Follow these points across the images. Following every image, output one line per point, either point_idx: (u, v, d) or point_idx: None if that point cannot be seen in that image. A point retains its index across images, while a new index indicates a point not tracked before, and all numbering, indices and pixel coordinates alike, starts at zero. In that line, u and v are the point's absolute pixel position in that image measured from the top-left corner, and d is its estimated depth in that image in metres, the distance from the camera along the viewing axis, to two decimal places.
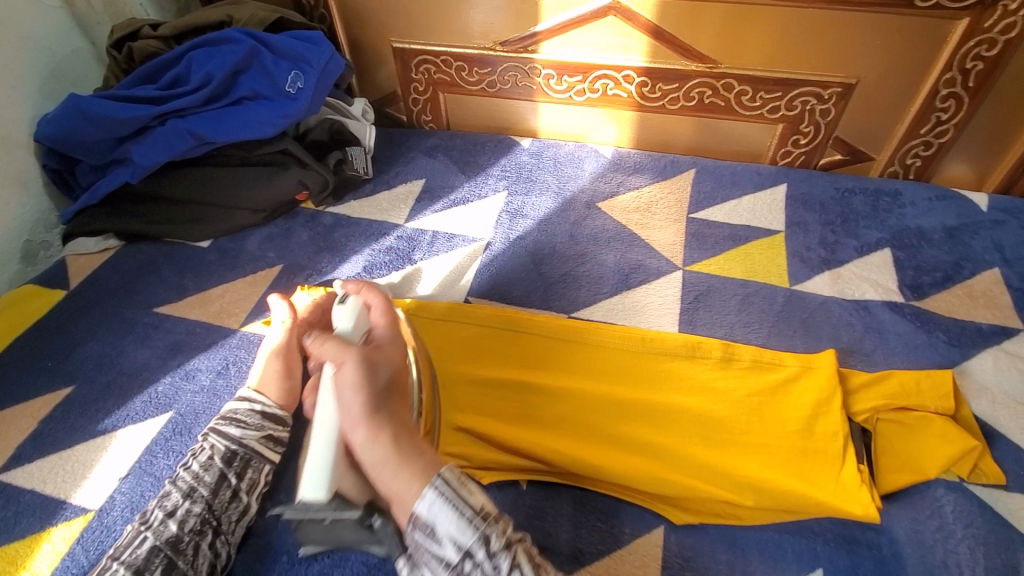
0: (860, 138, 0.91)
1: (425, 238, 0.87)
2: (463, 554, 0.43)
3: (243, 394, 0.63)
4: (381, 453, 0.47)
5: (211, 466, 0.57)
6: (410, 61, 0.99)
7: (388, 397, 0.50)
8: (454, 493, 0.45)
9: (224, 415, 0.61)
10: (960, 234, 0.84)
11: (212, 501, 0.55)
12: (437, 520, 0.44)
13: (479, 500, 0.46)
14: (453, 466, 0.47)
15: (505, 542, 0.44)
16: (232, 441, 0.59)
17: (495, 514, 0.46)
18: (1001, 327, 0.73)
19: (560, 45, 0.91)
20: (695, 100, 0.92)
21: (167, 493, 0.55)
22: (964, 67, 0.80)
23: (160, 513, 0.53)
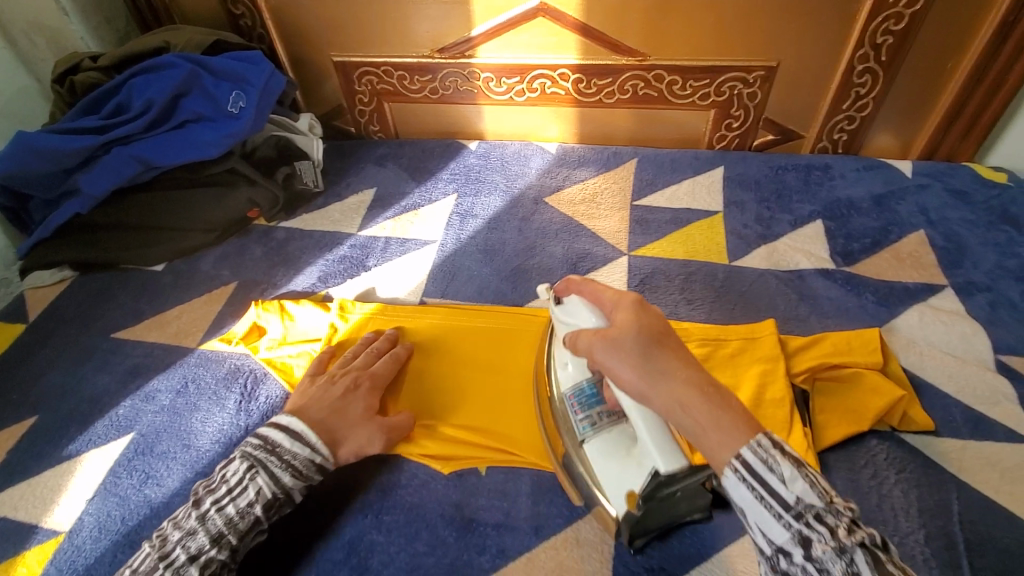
0: (789, 117, 0.96)
1: (379, 245, 0.89)
2: (779, 547, 0.44)
3: (306, 436, 0.58)
4: (705, 414, 0.46)
5: (250, 512, 0.54)
6: (353, 73, 1.02)
7: (675, 344, 0.50)
8: (760, 489, 0.43)
9: (277, 457, 0.56)
10: (887, 200, 0.89)
11: (237, 545, 0.54)
12: (750, 511, 0.44)
13: (795, 495, 0.42)
14: (751, 442, 0.44)
15: (834, 547, 0.41)
16: (281, 489, 0.56)
17: (822, 509, 0.42)
18: (927, 284, 0.77)
19: (496, 49, 0.94)
20: (629, 92, 0.95)
21: (194, 530, 0.53)
22: (875, 42, 0.84)
23: (182, 554, 0.52)
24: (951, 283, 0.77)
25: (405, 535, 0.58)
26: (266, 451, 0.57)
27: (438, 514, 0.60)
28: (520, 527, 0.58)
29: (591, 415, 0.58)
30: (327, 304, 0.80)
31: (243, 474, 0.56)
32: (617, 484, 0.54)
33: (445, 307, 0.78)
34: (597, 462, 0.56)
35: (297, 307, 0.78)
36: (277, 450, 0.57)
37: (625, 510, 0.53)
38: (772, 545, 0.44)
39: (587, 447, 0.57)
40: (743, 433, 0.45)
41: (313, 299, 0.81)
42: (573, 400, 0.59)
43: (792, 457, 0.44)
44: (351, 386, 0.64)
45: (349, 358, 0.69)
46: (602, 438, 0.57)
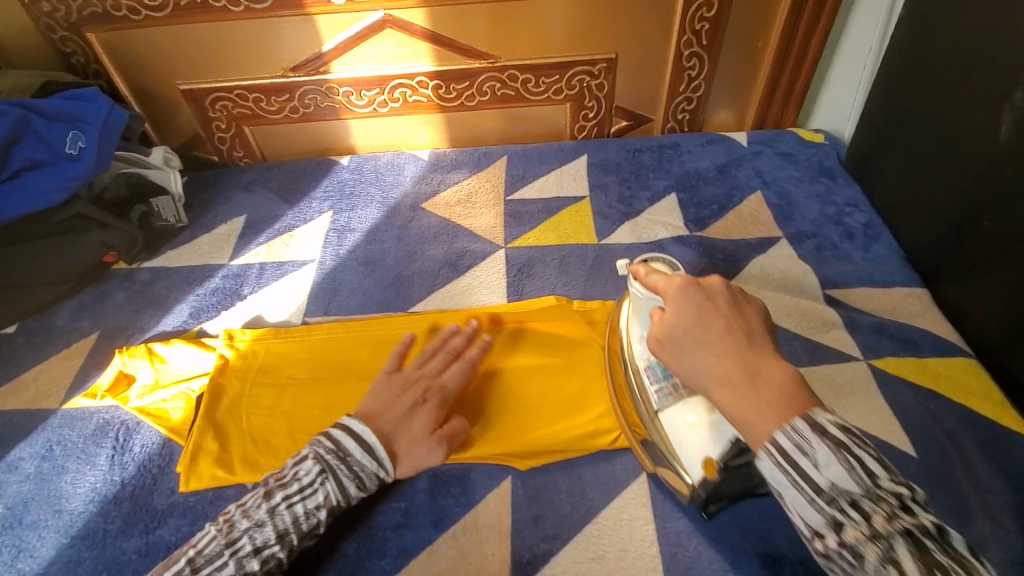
0: (637, 104, 1.04)
1: (253, 272, 0.86)
2: (815, 534, 0.41)
3: (377, 450, 0.58)
4: (731, 400, 0.45)
5: (314, 516, 0.55)
6: (204, 101, 0.98)
7: (718, 323, 0.48)
8: (791, 451, 0.41)
9: (352, 464, 0.57)
10: (729, 168, 0.99)
11: (296, 546, 0.55)
12: (781, 492, 0.42)
13: (826, 480, 0.40)
14: (785, 428, 0.42)
15: (870, 534, 0.38)
16: (346, 495, 0.57)
17: (859, 496, 0.39)
18: (766, 238, 0.87)
19: (350, 63, 0.94)
20: (488, 93, 0.99)
21: (262, 522, 0.54)
22: (695, 29, 0.94)
23: (248, 545, 0.53)
24: (785, 234, 0.87)
25: (304, 556, 0.57)
26: (338, 457, 0.57)
27: (336, 528, 0.59)
28: (420, 524, 0.59)
29: (665, 386, 0.58)
30: (203, 340, 0.77)
31: (316, 475, 0.56)
32: (692, 450, 0.55)
33: (338, 321, 0.78)
34: (671, 431, 0.57)
35: (166, 348, 0.75)
36: (350, 460, 0.57)
37: (700, 475, 0.55)
38: (806, 535, 0.41)
39: (664, 416, 0.58)
40: (773, 419, 0.43)
41: (185, 337, 0.78)
42: (649, 369, 0.59)
43: (832, 438, 0.40)
44: (421, 400, 0.62)
45: (428, 353, 0.67)
46: (682, 407, 0.57)
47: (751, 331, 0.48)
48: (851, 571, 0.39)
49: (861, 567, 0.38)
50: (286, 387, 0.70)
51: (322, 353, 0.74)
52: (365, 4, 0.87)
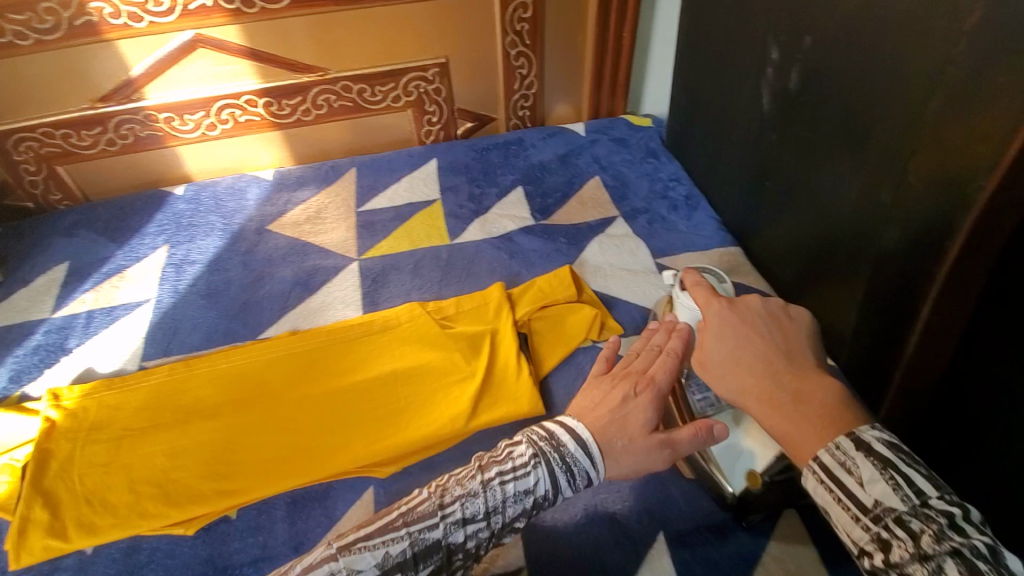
0: (477, 105, 1.07)
1: (80, 322, 0.79)
2: (863, 552, 0.41)
3: (592, 447, 0.53)
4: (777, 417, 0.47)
5: (524, 499, 0.51)
6: (5, 142, 0.88)
7: (758, 342, 0.51)
8: (835, 472, 0.42)
9: (583, 446, 0.53)
10: (569, 158, 1.05)
11: (497, 531, 0.51)
12: (826, 508, 0.43)
13: (871, 495, 0.41)
14: (829, 446, 0.43)
15: (917, 555, 0.38)
16: (542, 491, 0.52)
17: (905, 513, 0.40)
18: (605, 219, 0.94)
19: (165, 87, 0.89)
20: (324, 106, 0.98)
21: (474, 492, 0.51)
22: (516, 30, 0.99)
23: (457, 513, 0.50)
24: (621, 213, 0.95)
25: None
26: (552, 445, 0.53)
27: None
28: (280, 553, 0.58)
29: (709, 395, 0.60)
30: (25, 406, 0.70)
31: (530, 458, 0.53)
32: (738, 461, 0.57)
33: (182, 360, 0.74)
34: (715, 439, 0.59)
35: None
36: (565, 450, 0.52)
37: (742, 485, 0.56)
38: (857, 550, 0.42)
39: None
40: (816, 438, 0.44)
41: (0, 405, 0.70)
42: (692, 382, 0.62)
43: (876, 458, 0.42)
44: (634, 392, 0.55)
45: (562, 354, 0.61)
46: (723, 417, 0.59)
47: (790, 348, 0.51)
48: None
49: None
50: (123, 437, 0.66)
51: (161, 395, 0.69)
52: (168, 24, 0.82)
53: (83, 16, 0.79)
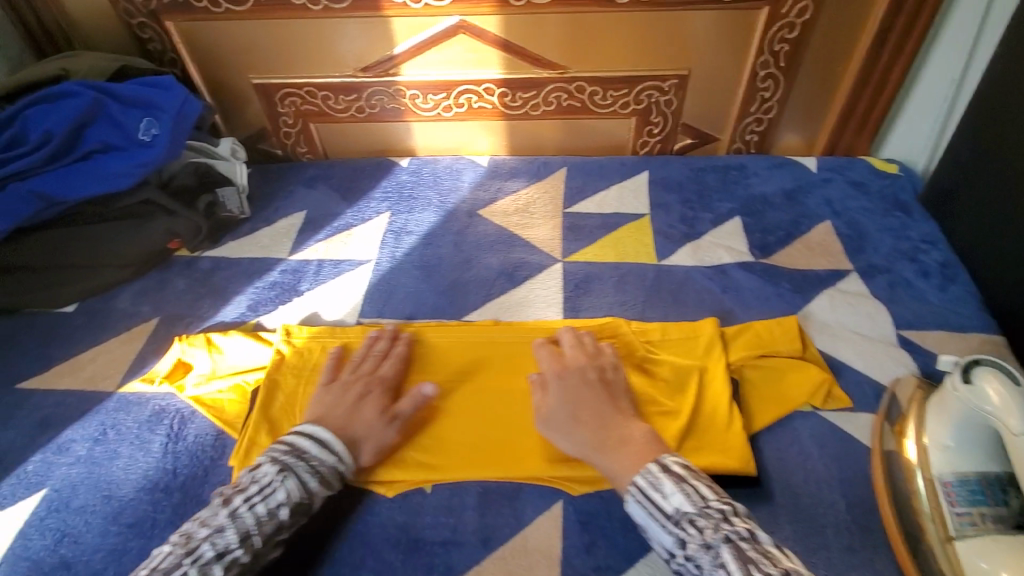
0: (704, 122, 1.01)
1: (311, 269, 0.87)
2: (671, 552, 0.50)
3: (334, 445, 0.58)
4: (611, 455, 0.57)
5: (277, 515, 0.53)
6: (274, 95, 0.97)
7: (595, 401, 0.61)
8: (645, 494, 0.52)
9: (303, 458, 0.56)
10: (797, 195, 0.95)
11: (261, 550, 0.52)
12: (642, 521, 0.52)
13: (671, 506, 0.51)
14: (642, 471, 0.54)
15: (704, 545, 0.48)
16: (305, 493, 0.55)
17: (694, 513, 0.50)
18: (836, 271, 0.83)
19: (420, 66, 0.94)
20: (554, 104, 0.98)
21: (223, 527, 0.51)
22: (773, 50, 0.91)
23: (211, 549, 0.50)
24: (856, 268, 0.83)
25: (349, 564, 0.57)
26: (296, 455, 0.56)
27: (382, 538, 0.59)
28: (467, 542, 0.58)
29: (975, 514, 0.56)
30: (258, 334, 0.77)
31: (276, 474, 0.54)
32: None
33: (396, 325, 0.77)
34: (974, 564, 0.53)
35: (225, 339, 0.75)
36: (306, 456, 0.57)
37: None
38: (664, 554, 0.50)
39: (959, 546, 0.55)
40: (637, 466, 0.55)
41: (241, 329, 0.78)
42: (950, 491, 0.57)
43: (674, 474, 0.53)
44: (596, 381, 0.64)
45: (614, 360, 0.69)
46: (984, 544, 0.54)
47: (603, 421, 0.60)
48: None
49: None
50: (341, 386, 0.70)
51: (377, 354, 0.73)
52: (440, 9, 0.87)
53: None
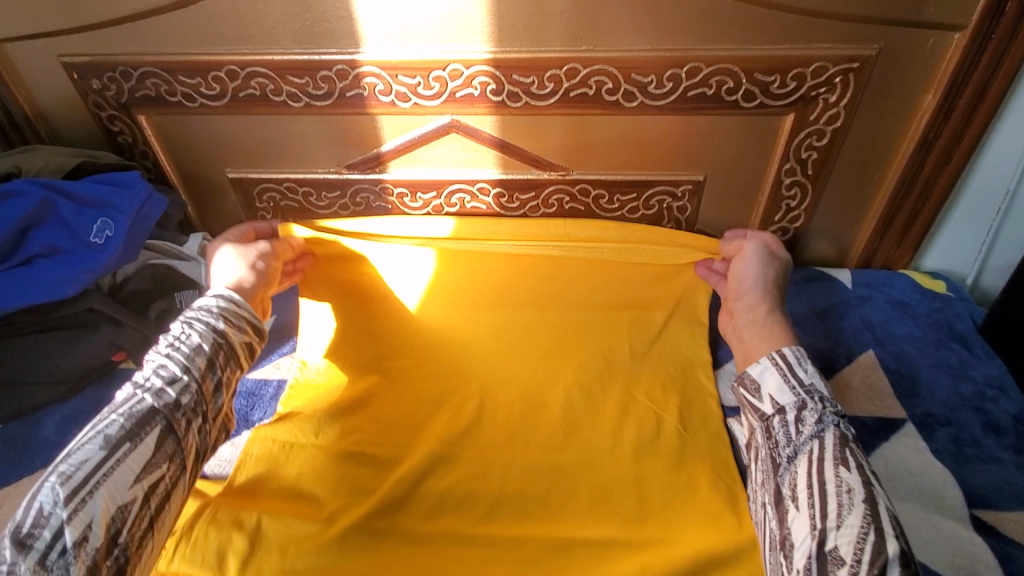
0: (722, 229, 0.91)
1: (269, 390, 0.81)
2: (779, 408, 0.60)
3: (223, 294, 0.64)
4: (754, 319, 0.69)
5: (200, 349, 0.59)
6: (252, 190, 0.90)
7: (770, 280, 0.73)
8: (786, 366, 0.61)
9: (201, 309, 0.63)
10: (831, 316, 0.83)
11: (200, 383, 0.58)
12: (767, 382, 0.62)
13: (808, 380, 0.59)
14: (792, 348, 0.63)
15: (817, 416, 0.57)
16: (219, 334, 0.61)
17: (826, 397, 0.58)
18: (886, 419, 0.70)
19: (409, 164, 0.86)
20: (555, 206, 0.89)
21: (161, 365, 0.57)
22: (801, 158, 0.81)
23: (155, 384, 0.56)
24: (911, 416, 0.70)
25: None
26: (193, 310, 0.63)
27: None
28: None
29: None
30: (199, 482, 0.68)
31: (183, 322, 0.61)
32: None
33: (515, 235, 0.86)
34: None
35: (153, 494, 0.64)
36: (204, 302, 0.63)
37: None
38: (768, 411, 0.61)
39: None
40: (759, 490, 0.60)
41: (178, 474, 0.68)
42: None
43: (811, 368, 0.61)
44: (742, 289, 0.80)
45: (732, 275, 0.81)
46: None
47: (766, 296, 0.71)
48: (786, 437, 0.58)
49: (790, 452, 0.57)
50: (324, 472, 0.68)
51: (414, 400, 0.79)
52: (432, 108, 0.79)
53: (358, 91, 0.78)
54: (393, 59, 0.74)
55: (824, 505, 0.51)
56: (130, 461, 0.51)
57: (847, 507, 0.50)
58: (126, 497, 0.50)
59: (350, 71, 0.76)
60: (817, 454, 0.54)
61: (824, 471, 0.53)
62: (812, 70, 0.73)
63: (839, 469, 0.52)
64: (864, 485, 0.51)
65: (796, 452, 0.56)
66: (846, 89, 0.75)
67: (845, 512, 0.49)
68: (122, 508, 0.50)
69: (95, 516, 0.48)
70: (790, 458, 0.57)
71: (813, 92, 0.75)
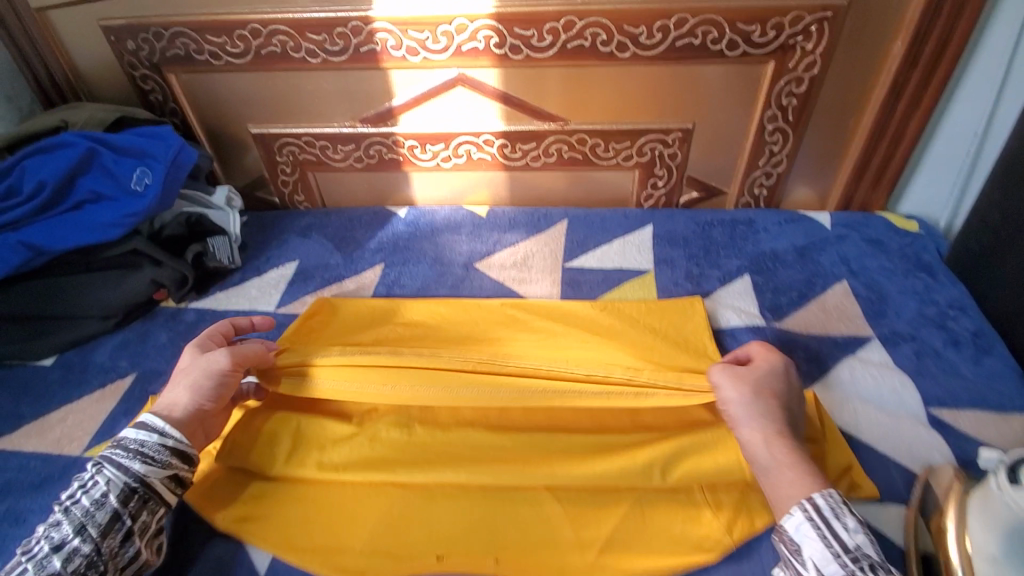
0: (710, 176, 0.98)
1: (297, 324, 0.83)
2: None
3: (155, 423, 0.59)
4: (779, 454, 0.57)
5: (104, 503, 0.54)
6: (272, 145, 0.97)
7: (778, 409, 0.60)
8: (825, 523, 0.51)
9: (125, 447, 0.58)
10: (810, 252, 0.90)
11: (100, 540, 0.53)
12: (807, 544, 0.51)
13: (854, 541, 0.50)
14: (823, 492, 0.53)
15: None
16: (132, 478, 0.56)
17: (876, 561, 0.49)
18: (855, 337, 0.78)
19: (418, 118, 0.93)
20: (554, 155, 0.96)
21: (59, 522, 0.53)
22: (781, 104, 0.87)
23: (46, 545, 0.52)
24: (878, 334, 0.78)
25: None
26: (113, 446, 0.58)
27: None
28: None
29: None
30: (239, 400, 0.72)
31: (93, 469, 0.56)
32: None
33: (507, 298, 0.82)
34: None
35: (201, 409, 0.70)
36: (125, 441, 0.59)
37: None
38: None
39: None
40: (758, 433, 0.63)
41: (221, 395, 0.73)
42: None
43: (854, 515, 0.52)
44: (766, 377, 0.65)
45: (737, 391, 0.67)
46: None
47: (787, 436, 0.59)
48: None
49: None
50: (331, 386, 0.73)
51: (425, 328, 0.80)
52: (440, 62, 0.85)
53: (371, 46, 0.84)
54: (403, 15, 0.81)
55: None
56: None
57: None
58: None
59: (363, 27, 0.82)
60: None
61: None
62: (790, 19, 0.79)
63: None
64: None
65: None
66: (821, 37, 0.81)
67: None
68: None
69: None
70: None
71: (791, 40, 0.81)
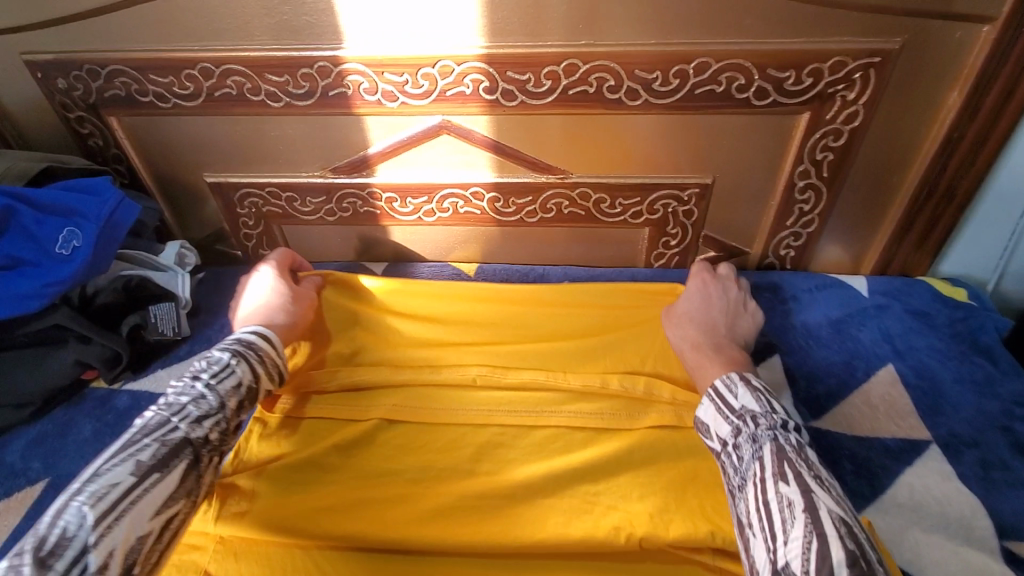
0: (729, 235, 0.86)
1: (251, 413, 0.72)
2: (723, 442, 0.53)
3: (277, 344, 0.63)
4: (699, 357, 0.64)
5: (237, 394, 0.56)
6: (232, 195, 0.85)
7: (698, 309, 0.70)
8: (720, 397, 0.56)
9: (250, 346, 0.60)
10: (847, 326, 0.78)
11: (227, 423, 0.55)
12: (705, 419, 0.56)
13: (740, 404, 0.54)
14: (723, 376, 0.58)
15: (751, 437, 0.51)
16: (254, 379, 0.59)
17: (758, 413, 0.52)
18: (910, 442, 0.65)
19: (398, 167, 0.81)
20: (553, 210, 0.84)
21: (203, 395, 0.54)
22: (815, 159, 0.76)
23: (191, 413, 0.53)
24: (937, 438, 0.65)
25: None
26: (245, 347, 0.60)
27: None
28: None
29: None
30: None
31: (230, 359, 0.58)
32: None
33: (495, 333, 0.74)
34: None
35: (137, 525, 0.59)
36: (256, 347, 0.60)
37: None
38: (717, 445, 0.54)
39: None
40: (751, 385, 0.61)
41: None
42: None
43: (752, 386, 0.55)
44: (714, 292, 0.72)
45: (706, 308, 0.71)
46: None
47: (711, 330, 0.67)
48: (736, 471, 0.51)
49: (740, 480, 0.50)
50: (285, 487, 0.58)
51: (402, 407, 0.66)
52: (422, 107, 0.74)
53: (341, 90, 0.73)
54: (377, 57, 0.69)
55: (779, 523, 0.45)
56: (156, 494, 0.47)
57: (793, 518, 0.44)
58: (142, 531, 0.46)
59: (332, 68, 0.71)
60: (761, 475, 0.48)
61: (769, 489, 0.47)
62: (830, 65, 0.68)
63: (779, 485, 0.47)
64: (807, 494, 0.45)
65: (744, 479, 0.50)
66: (865, 85, 0.70)
67: (791, 524, 0.44)
68: (139, 541, 0.45)
69: (116, 544, 0.44)
70: (739, 488, 0.50)
71: (830, 88, 0.70)
